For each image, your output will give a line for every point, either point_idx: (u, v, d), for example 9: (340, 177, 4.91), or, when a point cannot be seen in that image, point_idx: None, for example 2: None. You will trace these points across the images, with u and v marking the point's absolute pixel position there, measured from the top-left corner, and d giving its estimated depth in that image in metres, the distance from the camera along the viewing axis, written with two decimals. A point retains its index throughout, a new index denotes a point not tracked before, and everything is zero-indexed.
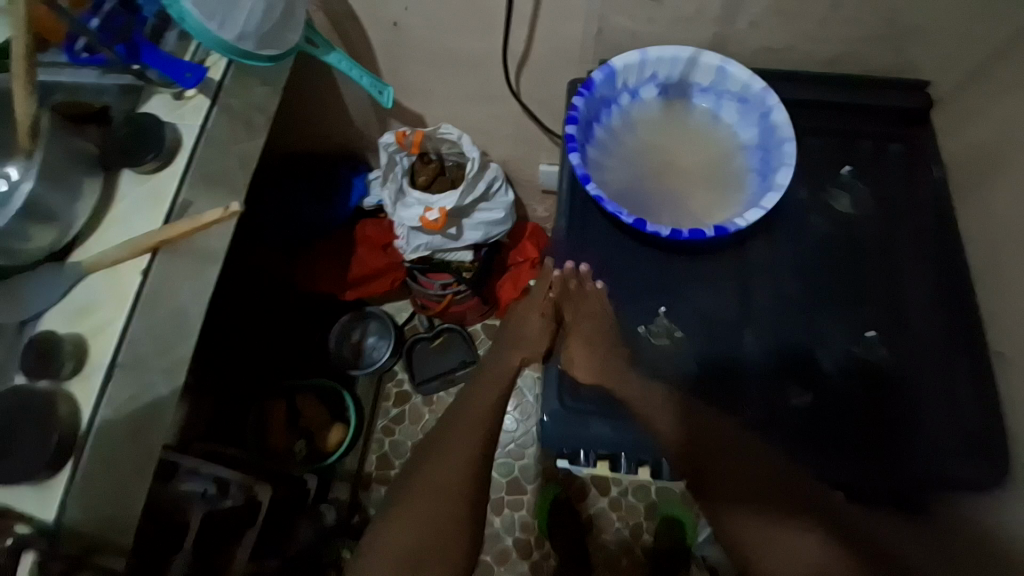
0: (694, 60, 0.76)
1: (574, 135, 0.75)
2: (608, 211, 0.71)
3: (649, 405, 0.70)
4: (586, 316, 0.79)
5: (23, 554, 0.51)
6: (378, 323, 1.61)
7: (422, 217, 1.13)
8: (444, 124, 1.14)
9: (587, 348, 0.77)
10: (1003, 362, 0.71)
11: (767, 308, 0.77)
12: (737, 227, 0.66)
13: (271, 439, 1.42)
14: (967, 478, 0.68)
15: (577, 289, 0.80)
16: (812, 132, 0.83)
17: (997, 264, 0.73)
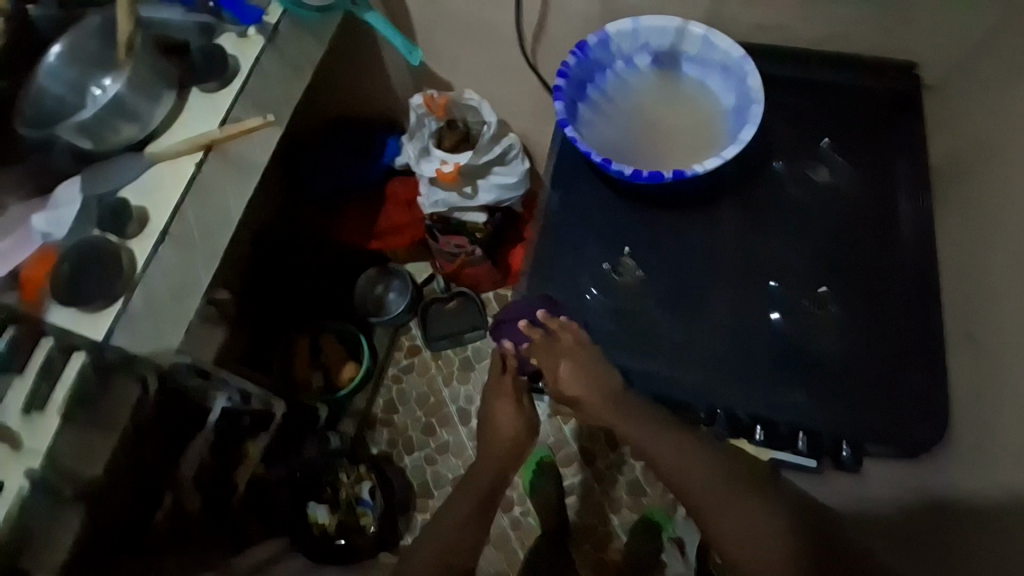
0: (683, 30, 0.83)
1: (562, 88, 0.84)
2: (580, 150, 0.79)
3: (649, 440, 0.77)
4: (562, 354, 0.81)
5: (73, 354, 0.73)
6: (400, 281, 1.70)
7: (438, 170, 1.26)
8: (468, 91, 1.27)
9: (580, 376, 0.80)
10: (976, 340, 0.75)
11: (727, 257, 0.82)
12: (691, 168, 0.74)
13: (292, 369, 1.57)
14: (887, 424, 0.75)
15: (541, 333, 0.83)
16: (795, 107, 0.87)
17: (993, 240, 0.75)
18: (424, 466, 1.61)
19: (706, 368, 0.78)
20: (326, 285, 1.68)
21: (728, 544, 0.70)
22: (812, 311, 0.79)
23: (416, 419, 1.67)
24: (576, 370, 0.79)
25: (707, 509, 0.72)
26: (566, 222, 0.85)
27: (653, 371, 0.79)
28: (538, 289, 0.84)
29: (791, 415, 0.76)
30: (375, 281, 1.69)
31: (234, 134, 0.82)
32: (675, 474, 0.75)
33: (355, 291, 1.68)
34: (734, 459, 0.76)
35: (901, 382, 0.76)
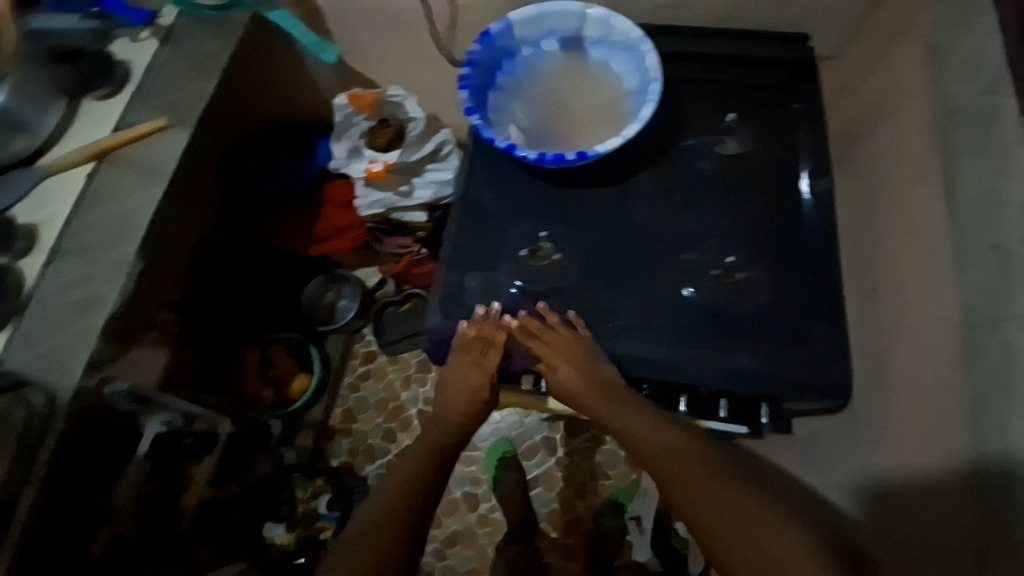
0: (585, 14, 0.85)
1: (468, 76, 0.84)
2: (484, 136, 0.79)
3: (627, 421, 0.82)
4: (556, 350, 0.82)
5: None
6: (350, 287, 1.65)
7: (367, 169, 1.24)
8: (393, 86, 1.25)
9: (571, 368, 0.82)
10: (882, 297, 0.79)
11: (641, 233, 0.83)
12: (589, 148, 0.75)
13: (243, 385, 1.54)
14: (803, 382, 0.77)
15: (540, 326, 0.83)
16: (699, 81, 0.90)
17: (889, 198, 0.79)
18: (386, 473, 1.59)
19: (627, 341, 0.79)
20: (275, 300, 1.63)
21: (701, 519, 0.73)
22: (723, 279, 0.81)
23: (376, 426, 1.64)
24: (574, 364, 0.82)
25: (681, 487, 0.75)
26: (482, 211, 0.86)
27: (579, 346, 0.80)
28: (457, 280, 0.84)
29: (712, 381, 0.77)
30: (324, 289, 1.64)
31: (113, 143, 0.85)
32: (652, 455, 0.79)
33: (305, 300, 1.62)
34: (704, 440, 0.79)
35: (810, 339, 0.78)
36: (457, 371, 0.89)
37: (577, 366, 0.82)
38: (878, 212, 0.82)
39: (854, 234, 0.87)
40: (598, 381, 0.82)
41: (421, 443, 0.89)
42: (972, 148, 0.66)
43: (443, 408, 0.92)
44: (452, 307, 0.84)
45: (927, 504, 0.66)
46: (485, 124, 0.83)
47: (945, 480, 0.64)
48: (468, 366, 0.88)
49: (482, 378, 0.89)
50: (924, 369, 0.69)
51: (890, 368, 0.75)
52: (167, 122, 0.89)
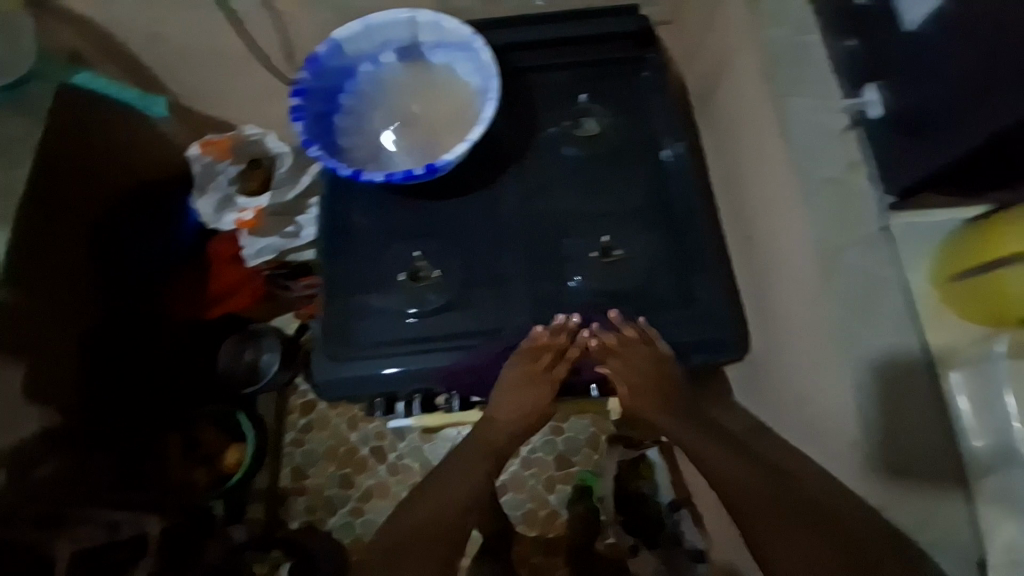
0: (413, 19, 0.82)
1: (301, 105, 0.80)
2: (324, 166, 0.76)
3: (701, 445, 0.76)
4: (635, 369, 0.78)
5: None
6: (271, 339, 1.40)
7: (238, 220, 1.15)
8: (250, 126, 1.19)
9: (647, 386, 0.78)
10: (752, 245, 0.82)
11: (514, 230, 0.83)
12: (430, 160, 0.72)
13: (170, 473, 1.29)
14: (695, 339, 0.79)
15: (620, 342, 0.78)
16: (548, 67, 0.90)
17: (742, 146, 0.82)
18: (352, 521, 1.43)
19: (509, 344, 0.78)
20: (172, 371, 1.33)
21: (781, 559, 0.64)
22: (601, 259, 0.81)
23: (330, 475, 1.48)
24: (653, 381, 0.78)
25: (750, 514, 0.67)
26: (352, 240, 0.83)
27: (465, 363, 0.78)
28: (339, 318, 0.80)
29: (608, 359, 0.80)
30: (240, 349, 1.39)
31: None
32: (718, 479, 0.72)
33: (221, 369, 1.37)
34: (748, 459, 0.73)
35: (692, 295, 0.80)
36: (509, 390, 0.80)
37: (655, 383, 0.78)
38: (737, 160, 0.84)
39: (725, 188, 0.89)
40: (665, 383, 0.78)
41: (459, 469, 0.81)
42: (792, 88, 0.69)
43: (485, 440, 0.83)
44: (336, 346, 0.79)
45: (828, 451, 0.66)
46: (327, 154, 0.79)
47: (827, 407, 0.65)
48: (530, 381, 0.79)
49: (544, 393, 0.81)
50: (788, 307, 0.72)
51: (766, 311, 0.78)
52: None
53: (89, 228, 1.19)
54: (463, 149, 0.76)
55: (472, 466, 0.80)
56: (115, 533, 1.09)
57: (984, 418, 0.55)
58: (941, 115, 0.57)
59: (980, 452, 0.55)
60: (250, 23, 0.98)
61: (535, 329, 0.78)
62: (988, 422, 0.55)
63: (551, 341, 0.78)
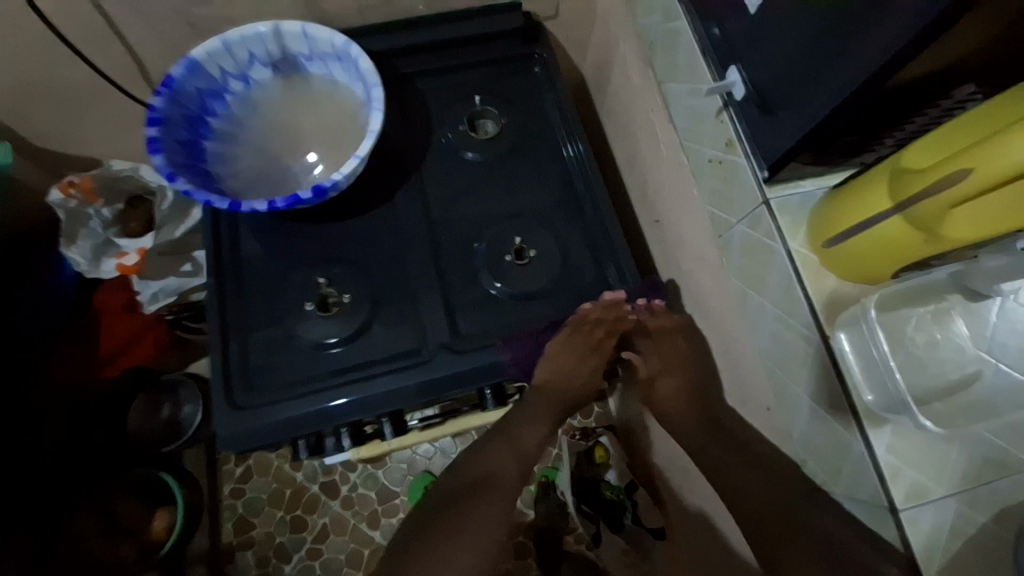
0: (277, 31, 0.76)
1: (158, 136, 0.72)
2: (193, 201, 0.69)
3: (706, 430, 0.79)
4: (669, 353, 0.82)
5: None
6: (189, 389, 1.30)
7: (119, 264, 1.04)
8: (114, 160, 1.07)
9: (677, 370, 0.81)
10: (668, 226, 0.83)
11: (425, 242, 0.80)
12: (315, 184, 0.67)
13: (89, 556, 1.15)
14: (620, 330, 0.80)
15: (656, 325, 0.82)
16: (434, 73, 0.87)
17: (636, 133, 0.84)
18: (310, 564, 1.35)
19: (429, 366, 0.74)
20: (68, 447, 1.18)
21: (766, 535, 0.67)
22: (516, 262, 0.80)
23: (279, 521, 1.38)
24: (680, 364, 0.82)
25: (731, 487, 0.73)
26: (247, 276, 0.77)
27: (384, 392, 0.73)
28: (245, 361, 0.74)
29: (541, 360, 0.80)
30: (151, 406, 1.28)
31: None
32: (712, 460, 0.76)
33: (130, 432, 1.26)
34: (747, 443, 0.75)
35: (609, 285, 0.81)
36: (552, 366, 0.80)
37: (682, 368, 0.82)
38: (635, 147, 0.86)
39: (634, 174, 0.91)
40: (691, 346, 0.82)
41: (487, 456, 0.76)
42: (671, 73, 0.75)
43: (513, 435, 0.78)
44: (243, 395, 0.72)
45: None
46: (199, 186, 0.72)
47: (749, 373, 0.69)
48: (577, 356, 0.80)
49: (586, 367, 0.81)
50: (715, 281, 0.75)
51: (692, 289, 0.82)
52: None
53: None
54: (352, 167, 0.71)
55: (491, 452, 0.76)
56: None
57: (868, 373, 0.57)
58: (781, 92, 0.59)
59: (872, 405, 0.57)
60: (89, 51, 0.88)
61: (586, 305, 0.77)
62: (872, 375, 0.57)
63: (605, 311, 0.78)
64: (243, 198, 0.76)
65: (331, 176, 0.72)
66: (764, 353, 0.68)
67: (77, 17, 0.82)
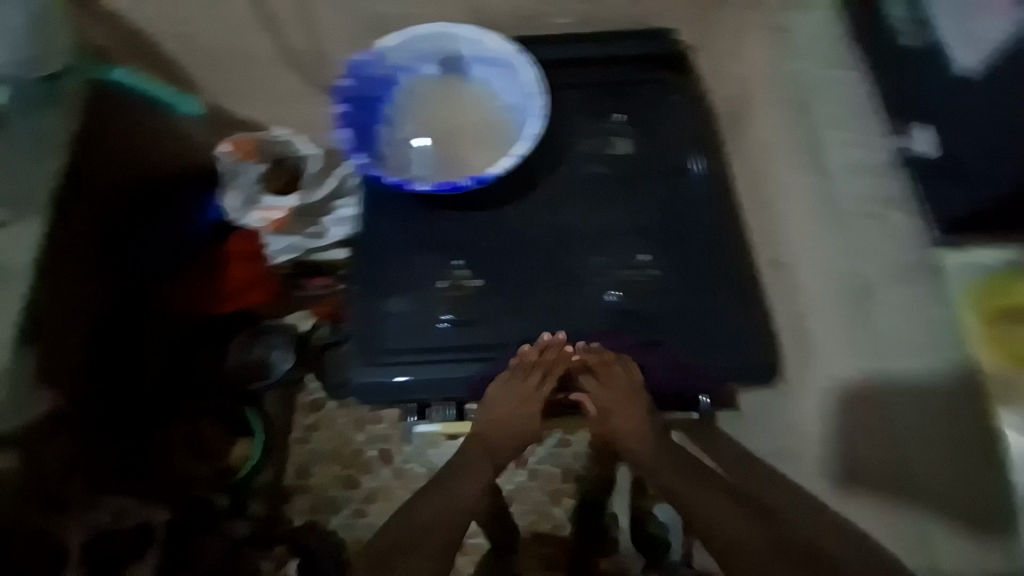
0: (453, 34, 0.84)
1: (344, 114, 0.83)
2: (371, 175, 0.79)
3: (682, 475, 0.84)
4: (612, 394, 0.83)
5: None
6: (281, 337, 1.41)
7: (266, 219, 1.16)
8: (274, 127, 1.19)
9: (625, 408, 0.83)
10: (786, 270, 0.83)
11: (548, 243, 0.85)
12: (480, 175, 0.75)
13: (173, 466, 1.28)
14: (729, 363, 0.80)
15: (598, 366, 0.82)
16: (577, 85, 0.92)
17: (765, 172, 0.85)
18: (354, 523, 1.43)
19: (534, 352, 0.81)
20: (179, 368, 1.34)
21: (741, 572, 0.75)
22: (633, 276, 0.84)
23: (334, 475, 1.47)
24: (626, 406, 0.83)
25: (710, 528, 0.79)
26: (386, 247, 0.84)
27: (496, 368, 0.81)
28: (374, 322, 0.81)
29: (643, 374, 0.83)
30: (247, 345, 1.37)
31: None
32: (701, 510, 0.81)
33: (226, 365, 1.37)
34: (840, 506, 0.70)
35: (716, 316, 0.82)
36: (500, 400, 0.82)
37: (629, 405, 0.83)
38: (767, 185, 0.85)
39: (760, 210, 0.87)
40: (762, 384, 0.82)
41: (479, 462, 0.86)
42: (835, 122, 0.73)
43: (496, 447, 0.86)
44: (371, 351, 0.80)
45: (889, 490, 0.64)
46: (373, 163, 0.83)
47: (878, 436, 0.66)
48: (518, 395, 0.82)
49: (534, 404, 0.83)
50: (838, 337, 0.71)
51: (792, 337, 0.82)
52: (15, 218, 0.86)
53: (99, 221, 1.17)
54: (508, 163, 0.79)
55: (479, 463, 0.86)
56: (119, 520, 1.03)
57: None
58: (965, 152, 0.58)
59: None
60: (287, 29, 1.02)
61: (523, 345, 0.80)
62: None
63: (537, 352, 0.81)
64: (412, 177, 0.83)
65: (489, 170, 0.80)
66: (901, 426, 0.63)
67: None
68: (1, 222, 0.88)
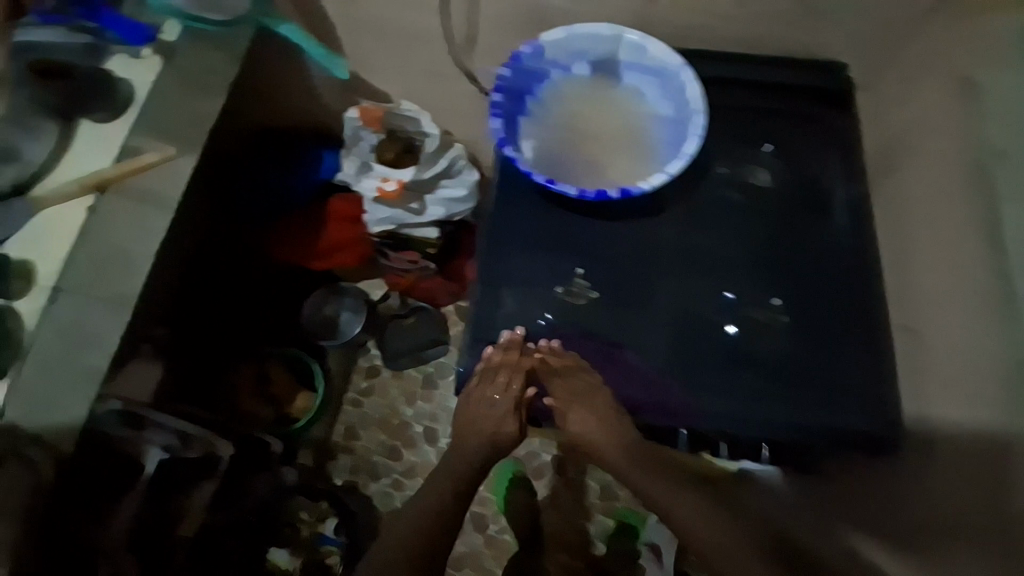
0: (618, 37, 0.82)
1: (497, 104, 0.82)
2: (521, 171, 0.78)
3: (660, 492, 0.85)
4: (575, 394, 0.85)
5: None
6: (353, 300, 1.49)
7: (379, 188, 1.18)
8: (404, 102, 1.18)
9: (589, 411, 0.84)
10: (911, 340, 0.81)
11: (676, 268, 0.83)
12: (636, 188, 0.74)
13: (238, 402, 1.35)
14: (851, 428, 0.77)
15: (560, 365, 0.83)
16: (732, 109, 0.88)
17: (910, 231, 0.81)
18: (392, 492, 1.45)
19: (628, 370, 0.82)
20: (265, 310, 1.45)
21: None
22: (761, 318, 0.81)
23: (379, 443, 1.50)
24: (590, 410, 0.84)
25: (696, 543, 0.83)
26: (511, 244, 0.83)
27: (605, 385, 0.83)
28: (489, 315, 0.82)
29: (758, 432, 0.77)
30: (323, 302, 1.47)
31: (124, 171, 0.76)
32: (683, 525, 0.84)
33: (301, 319, 1.46)
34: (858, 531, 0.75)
35: (841, 373, 0.79)
36: (473, 399, 0.88)
37: (593, 408, 0.84)
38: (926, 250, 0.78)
39: (903, 269, 0.81)
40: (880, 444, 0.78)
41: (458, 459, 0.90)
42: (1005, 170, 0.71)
43: (476, 447, 0.89)
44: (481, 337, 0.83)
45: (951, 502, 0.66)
46: (518, 156, 0.82)
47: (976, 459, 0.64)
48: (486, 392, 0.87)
49: (503, 401, 0.88)
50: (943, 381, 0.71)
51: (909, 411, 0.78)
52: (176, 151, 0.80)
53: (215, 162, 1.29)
54: (661, 181, 0.78)
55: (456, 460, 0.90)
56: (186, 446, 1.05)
57: None
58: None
59: None
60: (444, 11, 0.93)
61: (489, 345, 0.82)
62: None
63: (503, 351, 0.82)
64: (555, 178, 0.83)
65: (639, 184, 0.79)
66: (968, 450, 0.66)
67: None
68: (166, 154, 0.79)
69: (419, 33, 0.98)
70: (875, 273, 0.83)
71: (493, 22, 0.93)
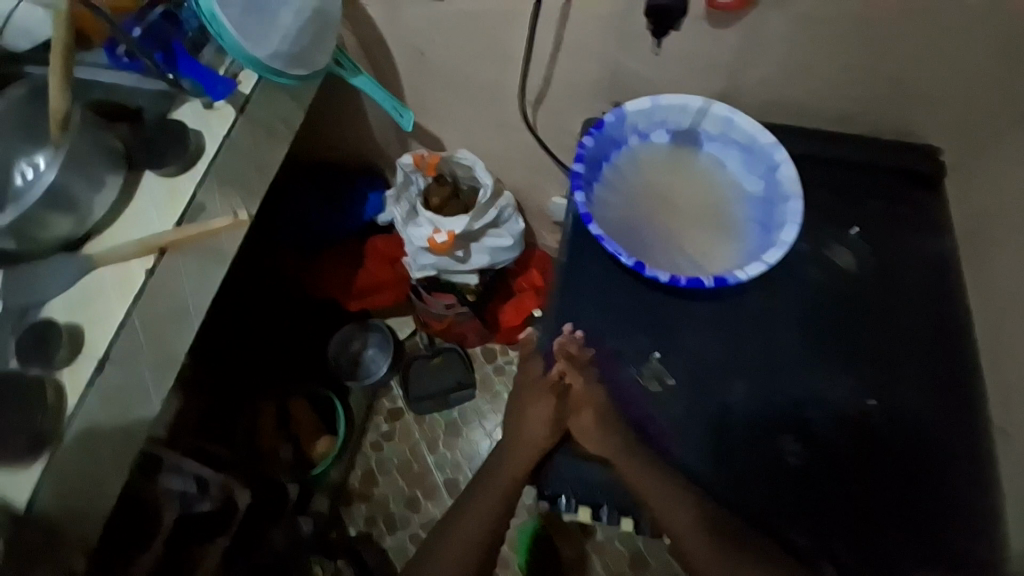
0: (704, 110, 0.79)
1: (579, 172, 0.78)
2: (607, 250, 0.73)
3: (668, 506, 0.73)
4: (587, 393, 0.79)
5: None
6: (379, 335, 1.42)
7: (430, 238, 1.11)
8: (461, 149, 1.13)
9: (599, 412, 0.79)
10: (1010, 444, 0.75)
11: (758, 354, 0.78)
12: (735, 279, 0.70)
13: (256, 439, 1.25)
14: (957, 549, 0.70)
15: (575, 355, 0.79)
16: (818, 184, 0.84)
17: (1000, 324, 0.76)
18: (408, 547, 1.36)
19: (708, 468, 0.74)
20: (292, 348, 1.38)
21: None
22: (853, 416, 0.76)
23: (398, 490, 1.41)
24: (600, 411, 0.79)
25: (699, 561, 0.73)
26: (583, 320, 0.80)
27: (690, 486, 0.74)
28: None
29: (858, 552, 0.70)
30: (351, 336, 1.41)
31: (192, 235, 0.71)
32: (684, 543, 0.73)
33: (326, 354, 1.39)
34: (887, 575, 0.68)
35: (941, 483, 0.73)
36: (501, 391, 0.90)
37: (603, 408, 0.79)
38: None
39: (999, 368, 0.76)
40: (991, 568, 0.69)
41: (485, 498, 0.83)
42: None
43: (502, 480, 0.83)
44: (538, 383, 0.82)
45: None
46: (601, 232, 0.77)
47: None
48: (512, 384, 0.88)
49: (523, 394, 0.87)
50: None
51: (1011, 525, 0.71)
52: (244, 215, 0.78)
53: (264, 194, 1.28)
54: (756, 270, 0.73)
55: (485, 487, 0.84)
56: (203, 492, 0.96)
57: None
58: None
59: None
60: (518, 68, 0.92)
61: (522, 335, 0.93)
62: None
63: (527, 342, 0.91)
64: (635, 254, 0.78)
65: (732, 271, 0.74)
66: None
67: (539, 36, 0.84)
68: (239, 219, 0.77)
69: (492, 87, 0.96)
70: (971, 368, 0.77)
71: (569, 83, 0.91)
